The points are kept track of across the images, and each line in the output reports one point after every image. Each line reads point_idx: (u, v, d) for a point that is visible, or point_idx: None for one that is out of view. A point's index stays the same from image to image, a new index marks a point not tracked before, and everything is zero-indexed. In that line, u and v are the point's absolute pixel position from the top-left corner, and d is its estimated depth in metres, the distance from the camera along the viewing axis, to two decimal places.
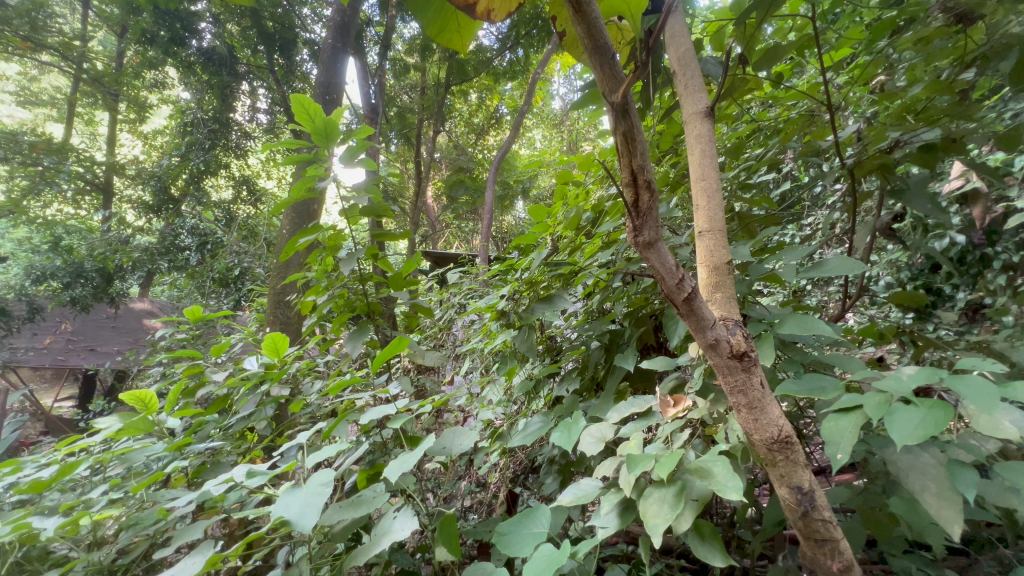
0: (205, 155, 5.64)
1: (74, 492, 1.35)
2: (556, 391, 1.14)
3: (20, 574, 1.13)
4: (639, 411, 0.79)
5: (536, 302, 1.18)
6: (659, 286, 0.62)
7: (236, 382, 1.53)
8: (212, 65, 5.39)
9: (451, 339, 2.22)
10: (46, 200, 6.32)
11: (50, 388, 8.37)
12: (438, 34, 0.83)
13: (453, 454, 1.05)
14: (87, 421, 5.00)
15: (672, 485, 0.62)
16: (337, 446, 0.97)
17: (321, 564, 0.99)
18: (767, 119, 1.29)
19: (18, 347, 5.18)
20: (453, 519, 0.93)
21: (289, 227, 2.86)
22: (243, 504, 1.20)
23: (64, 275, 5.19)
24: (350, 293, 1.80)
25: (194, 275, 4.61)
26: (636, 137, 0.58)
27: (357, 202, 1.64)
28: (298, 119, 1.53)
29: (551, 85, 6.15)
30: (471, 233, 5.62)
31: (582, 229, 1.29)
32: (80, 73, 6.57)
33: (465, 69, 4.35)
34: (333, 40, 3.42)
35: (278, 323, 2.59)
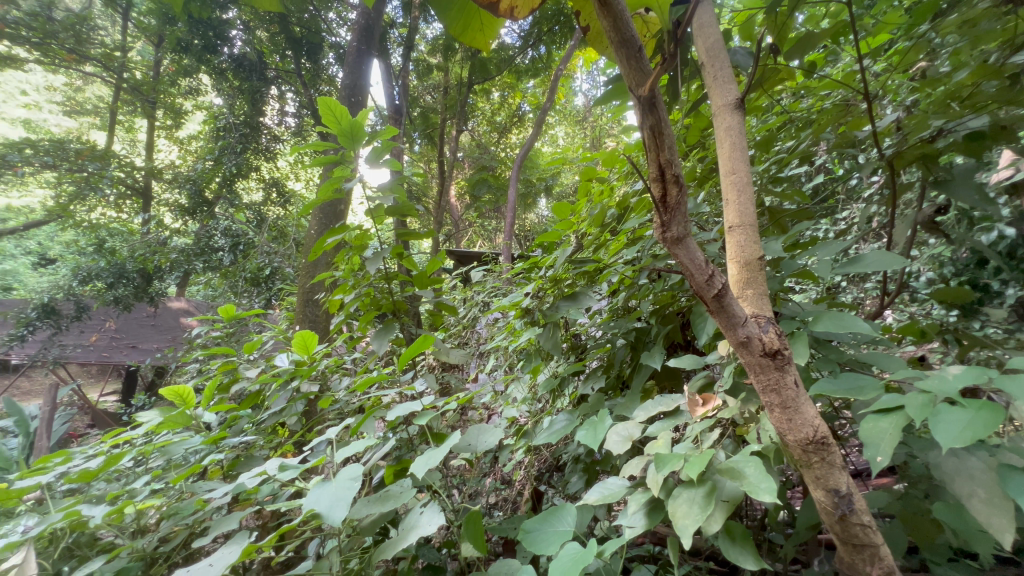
0: (237, 159, 5.86)
1: (119, 482, 1.42)
2: (581, 390, 1.13)
3: (72, 558, 1.20)
4: (666, 410, 0.77)
5: (560, 300, 1.18)
6: (688, 282, 0.61)
7: (267, 379, 1.57)
8: (242, 71, 5.61)
9: (475, 338, 2.23)
10: (90, 205, 6.68)
11: (96, 383, 8.83)
12: (461, 33, 0.83)
13: (478, 451, 1.06)
14: (130, 415, 5.25)
15: (701, 485, 0.61)
16: (365, 441, 0.98)
17: (349, 557, 1.01)
18: (800, 111, 1.24)
19: (66, 344, 5.46)
20: (479, 516, 0.93)
21: (317, 227, 2.93)
22: (275, 497, 1.24)
23: (106, 276, 5.43)
24: (376, 292, 1.83)
25: (228, 275, 4.77)
26: (664, 130, 0.57)
27: (382, 202, 1.67)
28: (325, 122, 1.56)
29: (574, 82, 6.13)
30: (494, 231, 5.65)
31: (607, 225, 1.28)
32: (120, 83, 6.92)
33: (488, 68, 4.38)
34: (358, 43, 3.47)
35: (307, 321, 2.66)
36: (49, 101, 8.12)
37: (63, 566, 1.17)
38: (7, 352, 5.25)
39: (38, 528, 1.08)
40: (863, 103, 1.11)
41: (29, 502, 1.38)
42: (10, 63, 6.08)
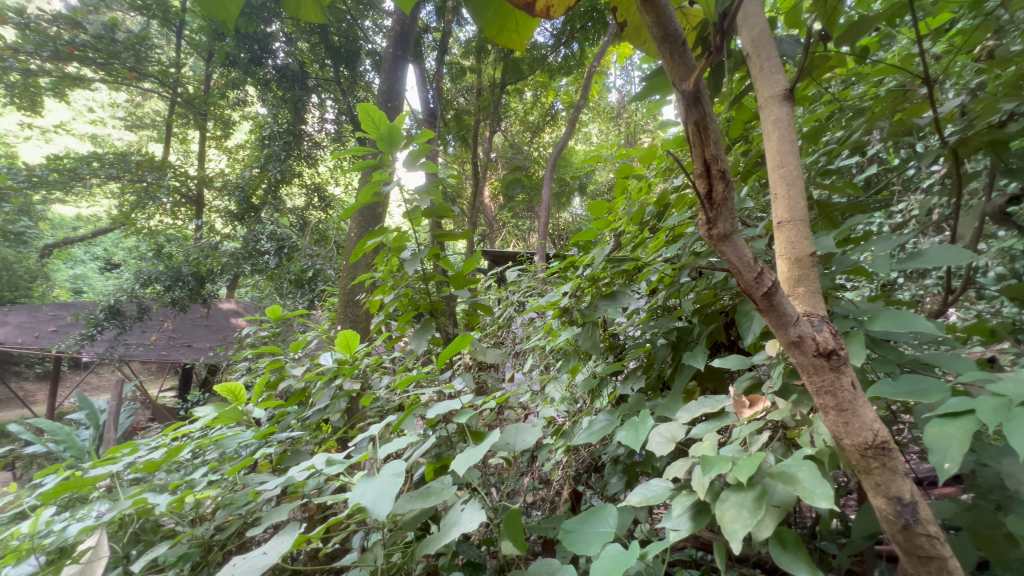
0: (282, 165, 6.05)
1: (179, 473, 1.52)
2: (620, 390, 1.12)
3: (139, 542, 1.30)
4: (711, 411, 0.75)
5: (599, 299, 1.17)
6: (735, 280, 0.59)
7: (313, 377, 1.63)
8: (285, 81, 6.00)
9: (511, 338, 2.25)
10: (150, 212, 7.14)
11: (156, 380, 9.42)
12: (496, 34, 0.84)
13: (516, 450, 1.07)
14: (187, 411, 5.54)
15: (749, 489, 0.59)
16: (407, 438, 1.01)
17: (392, 551, 1.04)
18: (851, 99, 1.18)
19: (129, 343, 5.79)
20: (519, 514, 0.94)
21: (357, 230, 3.03)
22: (321, 491, 1.29)
23: (164, 280, 5.75)
24: (414, 292, 1.87)
25: (274, 277, 4.98)
26: (709, 125, 0.55)
27: (419, 204, 1.72)
28: (365, 127, 1.61)
29: (607, 78, 6.09)
30: (527, 231, 5.65)
31: (646, 223, 1.26)
32: (175, 97, 7.37)
33: (521, 67, 4.39)
34: (394, 49, 3.55)
35: (348, 321, 2.75)
36: (112, 117, 8.73)
37: (130, 550, 1.26)
38: (79, 350, 5.61)
39: (110, 514, 1.17)
40: (923, 88, 1.04)
41: (101, 489, 1.49)
42: (78, 82, 6.55)
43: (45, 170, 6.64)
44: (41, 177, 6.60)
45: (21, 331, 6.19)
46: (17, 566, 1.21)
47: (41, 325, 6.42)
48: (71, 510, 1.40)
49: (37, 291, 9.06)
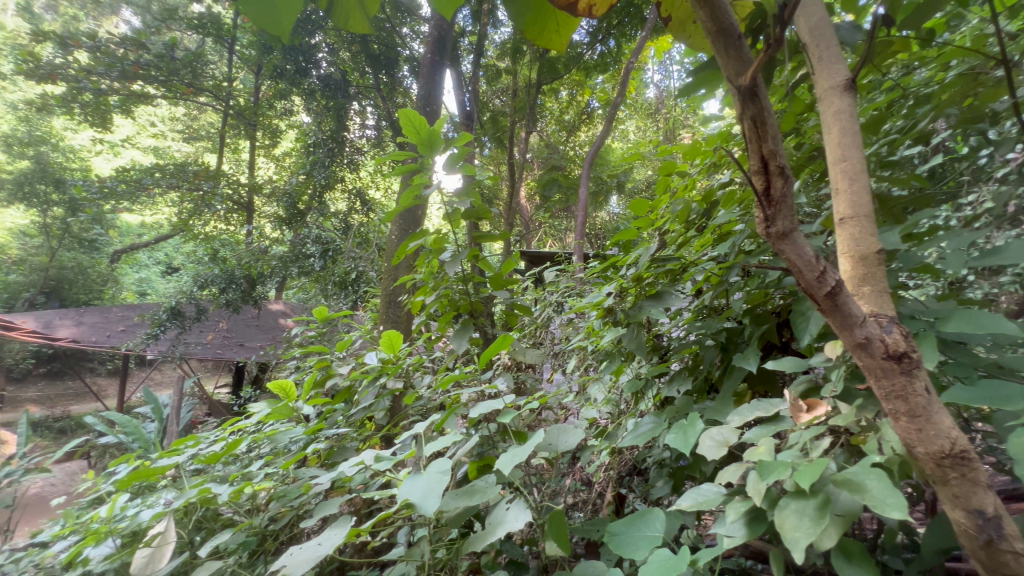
0: (326, 171, 6.29)
1: (236, 465, 1.61)
2: (665, 392, 1.09)
3: (202, 530, 1.39)
4: (765, 415, 0.72)
5: (644, 299, 1.15)
6: (796, 279, 0.57)
7: (358, 375, 1.69)
8: (329, 90, 6.27)
9: (550, 338, 2.25)
10: (206, 219, 7.59)
11: (212, 377, 9.98)
12: (535, 35, 0.84)
13: (559, 450, 1.07)
14: (240, 407, 5.83)
15: (811, 497, 0.57)
16: (451, 437, 1.03)
17: (437, 547, 1.06)
18: (916, 85, 1.11)
19: (189, 342, 6.09)
20: (563, 515, 0.94)
21: (397, 232, 3.11)
22: (367, 485, 1.34)
23: (219, 282, 6.05)
24: (454, 293, 1.89)
25: (320, 279, 5.20)
26: (767, 120, 0.54)
27: (459, 206, 1.75)
28: (406, 132, 1.65)
29: (645, 74, 5.99)
30: (564, 230, 5.61)
31: (691, 221, 1.23)
32: (228, 109, 7.80)
33: (556, 67, 4.37)
34: (431, 54, 3.61)
35: (390, 321, 2.83)
36: (172, 130, 9.33)
37: (195, 537, 1.35)
38: (144, 348, 5.90)
39: (177, 502, 1.26)
40: (998, 70, 0.96)
41: (167, 478, 1.60)
42: (142, 99, 7.03)
43: (114, 182, 7.14)
44: (111, 188, 7.10)
45: (94, 330, 6.67)
46: (97, 547, 1.35)
47: (111, 325, 6.91)
48: (142, 497, 1.51)
49: (107, 293, 9.76)
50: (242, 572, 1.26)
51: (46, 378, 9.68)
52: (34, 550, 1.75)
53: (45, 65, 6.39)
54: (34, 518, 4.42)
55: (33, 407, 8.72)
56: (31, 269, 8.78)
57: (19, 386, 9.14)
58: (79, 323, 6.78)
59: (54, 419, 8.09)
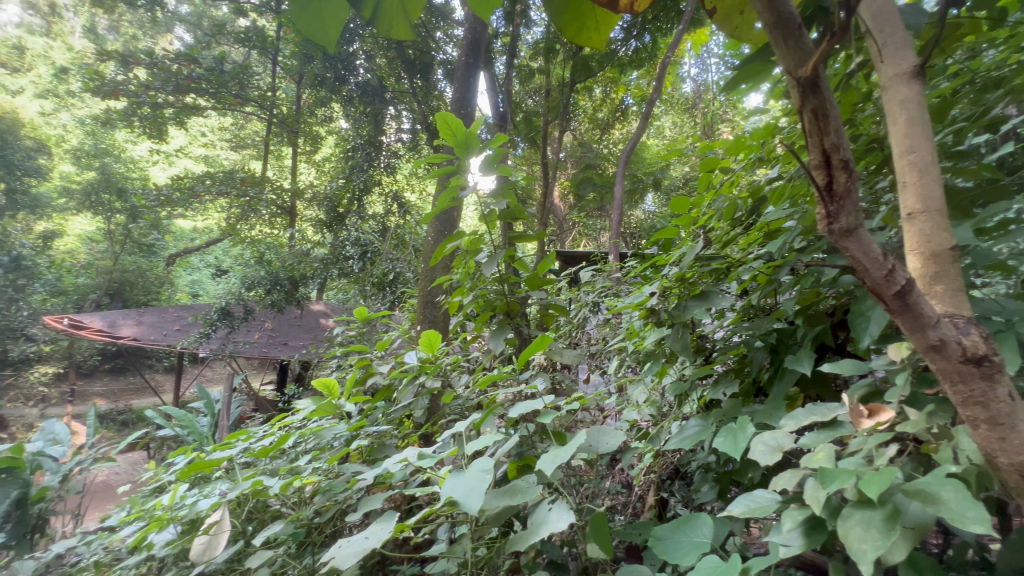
0: (364, 175, 6.48)
1: (284, 459, 1.68)
2: (711, 394, 1.06)
3: (254, 520, 1.45)
4: (822, 420, 0.69)
5: (688, 299, 1.12)
6: (863, 278, 0.56)
7: (398, 374, 1.73)
8: (367, 97, 6.48)
9: (586, 338, 2.23)
10: (252, 223, 7.95)
11: (258, 373, 10.43)
12: (574, 34, 0.83)
13: (599, 452, 1.06)
14: (285, 403, 6.06)
15: (878, 506, 0.54)
16: (491, 437, 1.03)
17: (479, 545, 1.07)
18: (984, 68, 1.03)
19: (238, 340, 6.37)
20: (606, 517, 0.92)
21: (433, 234, 3.16)
22: (407, 482, 1.37)
23: (264, 284, 6.31)
24: (491, 294, 1.90)
25: (359, 280, 5.35)
26: (828, 113, 0.53)
27: (495, 207, 1.76)
28: (443, 135, 1.67)
29: (681, 69, 5.86)
30: (599, 228, 5.53)
31: (738, 219, 1.21)
32: (272, 118, 8.16)
33: (590, 64, 4.32)
34: (466, 57, 3.65)
35: (427, 321, 2.87)
36: (220, 140, 9.83)
37: (247, 527, 1.43)
38: (197, 346, 6.21)
39: (232, 494, 1.32)
40: None
41: (220, 470, 1.68)
42: (194, 111, 7.45)
43: (170, 190, 7.59)
44: (167, 196, 7.54)
45: (152, 329, 7.10)
46: (160, 533, 1.44)
47: (167, 324, 7.34)
48: (199, 487, 1.60)
49: (164, 294, 10.38)
50: (292, 563, 1.31)
51: (111, 373, 10.39)
52: (104, 533, 1.89)
53: (109, 83, 6.82)
54: (102, 504, 4.76)
55: (99, 400, 9.38)
56: (98, 272, 9.43)
57: (88, 381, 9.85)
58: (140, 323, 7.24)
59: (118, 412, 8.66)
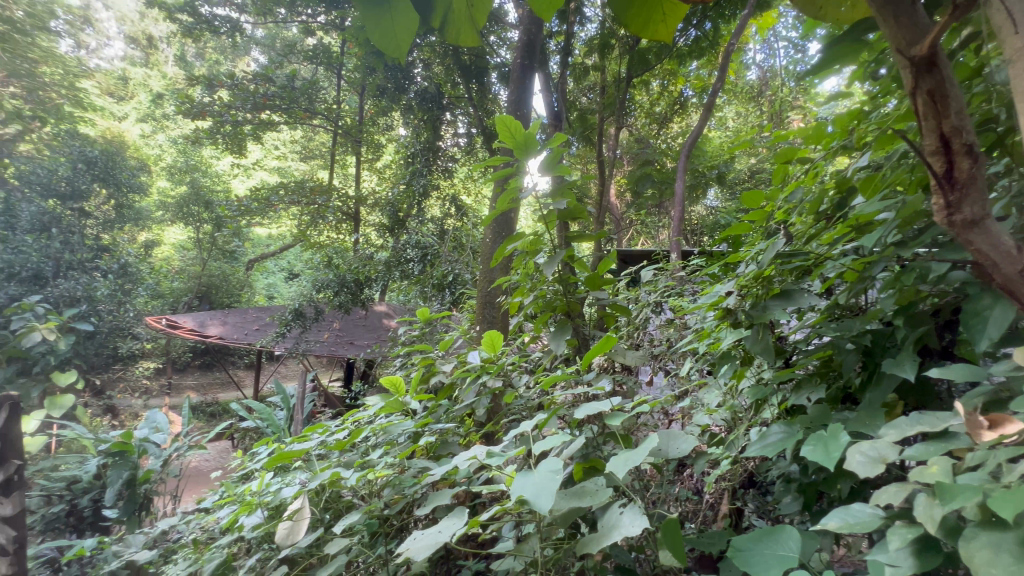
0: (424, 180, 6.69)
1: (356, 452, 1.77)
2: (793, 400, 1.00)
3: (329, 509, 1.53)
4: (930, 430, 0.64)
5: (769, 298, 1.06)
6: (987, 265, 0.70)
7: (461, 373, 1.77)
8: (426, 103, 6.69)
9: (648, 339, 2.18)
10: (321, 229, 8.44)
11: (327, 371, 11.02)
12: (640, 29, 0.75)
13: (671, 455, 1.03)
14: (351, 400, 6.35)
15: (1010, 529, 0.49)
16: (560, 437, 1.03)
17: (547, 545, 1.06)
18: None
19: (309, 340, 6.77)
20: (680, 524, 0.89)
21: (492, 236, 3.20)
22: (473, 479, 1.40)
23: (332, 287, 6.59)
24: (550, 294, 1.89)
25: (420, 281, 5.51)
26: (947, 93, 0.66)
27: (555, 206, 1.76)
28: (502, 138, 1.69)
29: (746, 55, 5.55)
30: (660, 226, 5.34)
31: (822, 213, 1.14)
32: (338, 129, 8.63)
33: (647, 57, 4.17)
34: (522, 59, 3.66)
35: (486, 321, 2.90)
36: (292, 151, 10.51)
37: (324, 515, 1.51)
38: (274, 345, 6.67)
39: (313, 484, 1.41)
40: None
41: (299, 461, 1.80)
42: (268, 126, 8.02)
43: (249, 201, 8.25)
44: (246, 206, 8.21)
45: (236, 329, 7.73)
46: (249, 516, 1.56)
47: (248, 324, 7.95)
48: (282, 476, 1.71)
49: (245, 296, 11.34)
50: (366, 552, 1.37)
51: (200, 369, 11.41)
52: (200, 514, 2.08)
53: (197, 105, 7.42)
54: (196, 489, 5.23)
55: (191, 393, 10.35)
56: (189, 276, 10.44)
57: (182, 375, 10.89)
58: (224, 323, 7.88)
59: (207, 404, 9.50)
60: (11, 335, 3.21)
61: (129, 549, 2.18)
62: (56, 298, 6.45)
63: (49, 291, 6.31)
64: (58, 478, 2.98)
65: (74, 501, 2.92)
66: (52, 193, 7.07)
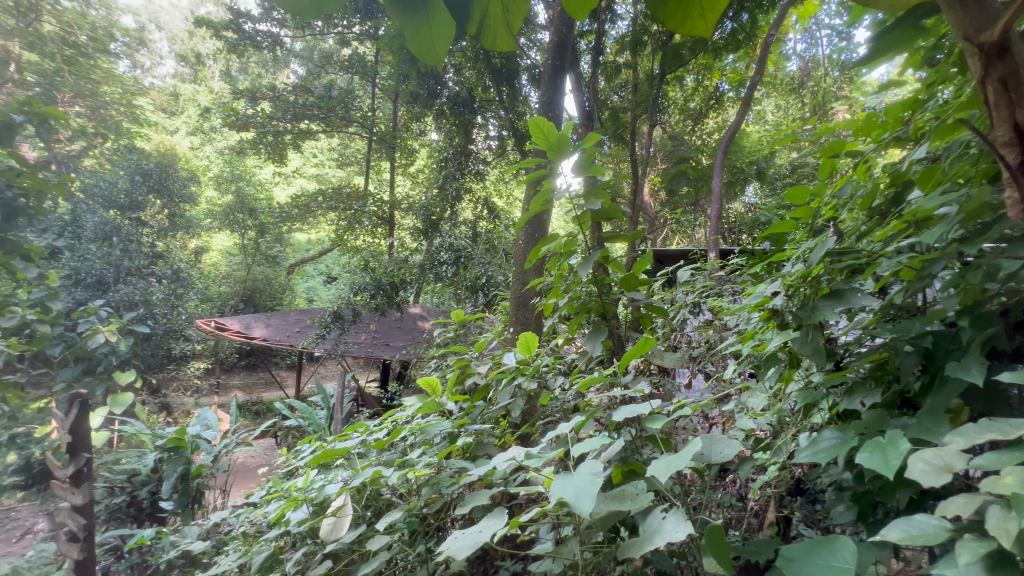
0: (456, 184, 6.76)
1: (394, 451, 1.80)
2: (846, 404, 0.96)
3: (370, 507, 1.57)
4: (1001, 437, 0.60)
5: (819, 298, 1.01)
6: None
7: (497, 374, 1.78)
8: (458, 108, 6.78)
9: (686, 341, 2.13)
10: (358, 233, 8.69)
11: (364, 372, 11.29)
12: (678, 26, 0.70)
13: (714, 460, 1.00)
14: (388, 401, 6.48)
15: None
16: (599, 439, 1.02)
17: (587, 548, 1.05)
18: None
19: (347, 341, 6.96)
20: (724, 531, 0.87)
21: (524, 238, 3.20)
22: (510, 480, 1.40)
23: (369, 289, 6.61)
24: (586, 296, 1.87)
25: (453, 283, 5.57)
26: (1019, 78, 0.65)
27: (589, 207, 1.74)
28: (536, 139, 1.69)
29: (786, 45, 5.34)
30: (695, 224, 5.22)
31: (875, 208, 1.10)
32: (372, 135, 8.87)
33: (682, 53, 4.05)
34: (553, 60, 3.65)
35: (519, 323, 2.91)
36: (329, 159, 10.84)
37: (366, 512, 1.55)
38: (314, 346, 6.90)
39: (356, 481, 1.45)
40: None
41: (341, 459, 1.85)
42: (307, 136, 8.33)
43: (290, 207, 8.61)
44: (288, 213, 8.57)
45: (278, 331, 8.04)
46: (295, 511, 1.61)
47: (289, 326, 8.25)
48: (325, 473, 1.77)
49: (286, 299, 11.82)
50: (406, 549, 1.40)
51: (246, 369, 11.94)
52: (248, 507, 2.17)
53: (242, 117, 7.76)
54: (244, 483, 5.49)
55: (238, 393, 10.84)
56: (235, 281, 10.97)
57: (229, 375, 11.41)
58: (268, 325, 8.22)
59: (252, 403, 9.91)
60: (76, 335, 3.22)
61: (186, 539, 2.31)
62: (117, 302, 6.91)
63: (111, 296, 6.76)
64: (119, 471, 3.18)
65: (134, 492, 3.11)
66: (112, 204, 7.57)
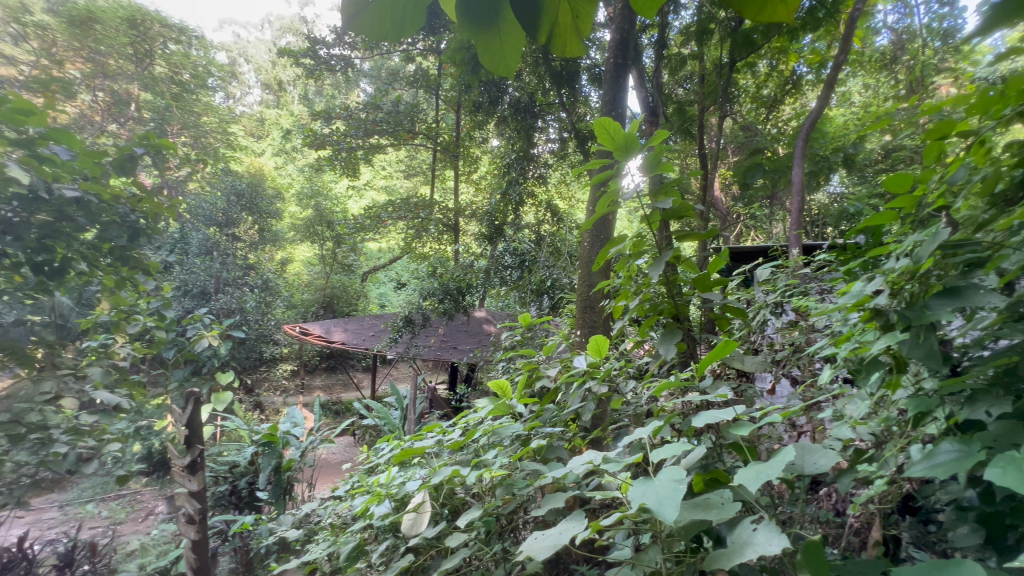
0: (519, 188, 6.83)
1: (466, 450, 1.85)
2: (967, 414, 0.87)
3: (446, 504, 1.62)
4: None
5: (932, 297, 0.92)
6: None
7: (567, 377, 1.78)
8: (519, 113, 6.84)
9: (768, 342, 2.00)
10: (425, 241, 9.02)
11: (434, 374, 11.65)
12: (755, 15, 0.66)
13: (808, 470, 0.94)
14: (457, 403, 6.63)
15: None
16: (680, 445, 0.99)
17: (669, 558, 1.02)
18: None
19: (418, 345, 7.22)
20: (823, 547, 0.81)
21: (590, 240, 3.16)
22: (585, 485, 1.39)
23: (437, 295, 6.63)
24: (656, 297, 1.81)
25: (519, 287, 5.61)
26: None
27: (659, 205, 1.69)
28: (602, 141, 1.66)
29: (874, 18, 4.88)
30: (772, 218, 4.89)
31: (997, 194, 0.98)
32: (437, 146, 9.20)
33: (754, 37, 3.83)
34: (615, 58, 3.59)
35: (587, 326, 2.88)
36: (396, 170, 11.33)
37: (443, 510, 1.61)
38: (387, 350, 7.23)
39: (434, 479, 1.50)
40: None
41: (416, 458, 1.92)
42: (377, 150, 8.80)
43: (364, 219, 9.15)
44: (361, 223, 9.09)
45: (355, 335, 8.54)
46: (378, 505, 1.70)
47: (365, 330, 8.73)
48: (403, 471, 1.84)
49: (360, 305, 12.55)
50: (484, 548, 1.44)
51: (326, 371, 12.79)
52: (335, 500, 2.32)
53: (319, 137, 8.37)
54: (329, 477, 5.88)
55: (320, 393, 11.62)
56: (316, 288, 11.80)
57: (312, 377, 12.26)
58: (345, 330, 8.75)
59: (332, 403, 10.56)
60: (185, 340, 3.60)
61: (282, 527, 2.52)
62: (218, 310, 7.74)
63: (212, 304, 7.59)
64: (223, 462, 3.52)
65: (235, 482, 3.44)
66: (212, 222, 8.34)
